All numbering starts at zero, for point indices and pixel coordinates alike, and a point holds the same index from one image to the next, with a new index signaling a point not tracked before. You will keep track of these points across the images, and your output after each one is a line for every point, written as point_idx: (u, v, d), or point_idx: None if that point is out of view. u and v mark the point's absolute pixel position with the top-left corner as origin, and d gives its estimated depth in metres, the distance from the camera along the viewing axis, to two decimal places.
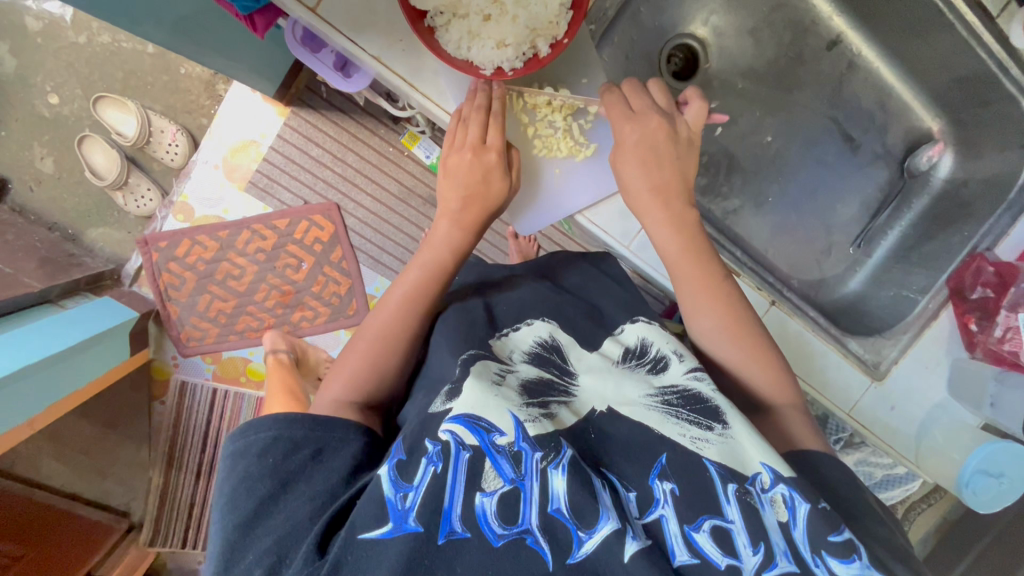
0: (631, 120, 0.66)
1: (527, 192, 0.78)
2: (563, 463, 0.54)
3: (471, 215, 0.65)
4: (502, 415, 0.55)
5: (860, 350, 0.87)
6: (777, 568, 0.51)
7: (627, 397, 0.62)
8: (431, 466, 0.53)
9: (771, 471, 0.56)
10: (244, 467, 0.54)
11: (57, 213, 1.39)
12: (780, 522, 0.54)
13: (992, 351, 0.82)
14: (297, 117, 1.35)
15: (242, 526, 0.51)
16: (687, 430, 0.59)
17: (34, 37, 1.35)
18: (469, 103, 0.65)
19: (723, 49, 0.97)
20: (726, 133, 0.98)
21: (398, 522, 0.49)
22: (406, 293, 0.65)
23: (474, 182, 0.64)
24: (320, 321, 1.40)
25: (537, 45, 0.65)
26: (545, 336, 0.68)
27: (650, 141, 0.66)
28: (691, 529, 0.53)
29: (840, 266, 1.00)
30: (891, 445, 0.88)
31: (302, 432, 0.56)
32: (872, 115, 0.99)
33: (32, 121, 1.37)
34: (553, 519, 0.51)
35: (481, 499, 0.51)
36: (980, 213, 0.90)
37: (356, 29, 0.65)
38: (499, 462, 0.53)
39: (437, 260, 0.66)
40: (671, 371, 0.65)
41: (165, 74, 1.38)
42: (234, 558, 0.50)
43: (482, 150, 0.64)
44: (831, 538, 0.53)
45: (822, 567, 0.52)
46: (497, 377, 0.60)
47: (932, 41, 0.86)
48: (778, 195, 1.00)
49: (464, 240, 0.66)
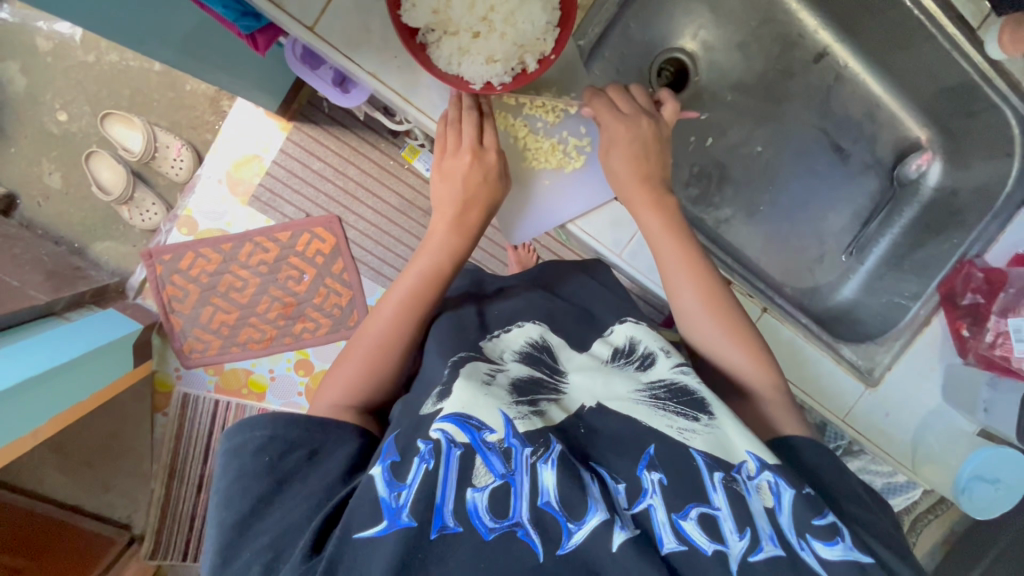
0: (623, 121, 0.70)
1: (517, 199, 0.79)
2: (551, 457, 0.55)
3: (471, 217, 0.68)
4: (492, 412, 0.57)
5: (852, 356, 0.87)
6: (762, 552, 0.53)
7: (616, 393, 0.63)
8: (423, 464, 0.53)
9: (757, 459, 0.58)
10: (238, 465, 0.55)
11: (64, 227, 1.41)
12: (766, 508, 0.56)
13: (983, 355, 0.82)
14: (299, 132, 1.38)
15: (239, 523, 0.53)
16: (675, 422, 0.60)
17: (44, 57, 1.39)
18: (456, 107, 0.67)
19: (712, 62, 0.99)
20: (717, 144, 1.00)
21: (392, 519, 0.50)
22: (403, 300, 0.67)
23: (474, 183, 0.67)
24: (321, 333, 1.41)
25: (525, 61, 0.68)
26: (536, 337, 0.70)
27: (641, 140, 0.70)
28: (679, 517, 0.54)
29: (832, 275, 1.01)
30: (889, 453, 0.87)
31: (298, 433, 0.57)
32: (861, 126, 1.01)
33: (41, 138, 1.40)
34: (543, 511, 0.52)
35: (472, 494, 0.52)
36: (968, 220, 0.90)
37: (352, 47, 0.67)
38: (489, 459, 0.54)
39: (436, 266, 0.68)
40: (658, 366, 0.66)
41: (171, 91, 1.41)
42: (230, 555, 0.52)
43: (481, 153, 0.67)
44: (815, 522, 0.54)
45: (807, 551, 0.54)
46: (487, 377, 0.62)
47: (916, 51, 0.88)
48: (770, 204, 1.01)
49: (461, 244, 0.69)
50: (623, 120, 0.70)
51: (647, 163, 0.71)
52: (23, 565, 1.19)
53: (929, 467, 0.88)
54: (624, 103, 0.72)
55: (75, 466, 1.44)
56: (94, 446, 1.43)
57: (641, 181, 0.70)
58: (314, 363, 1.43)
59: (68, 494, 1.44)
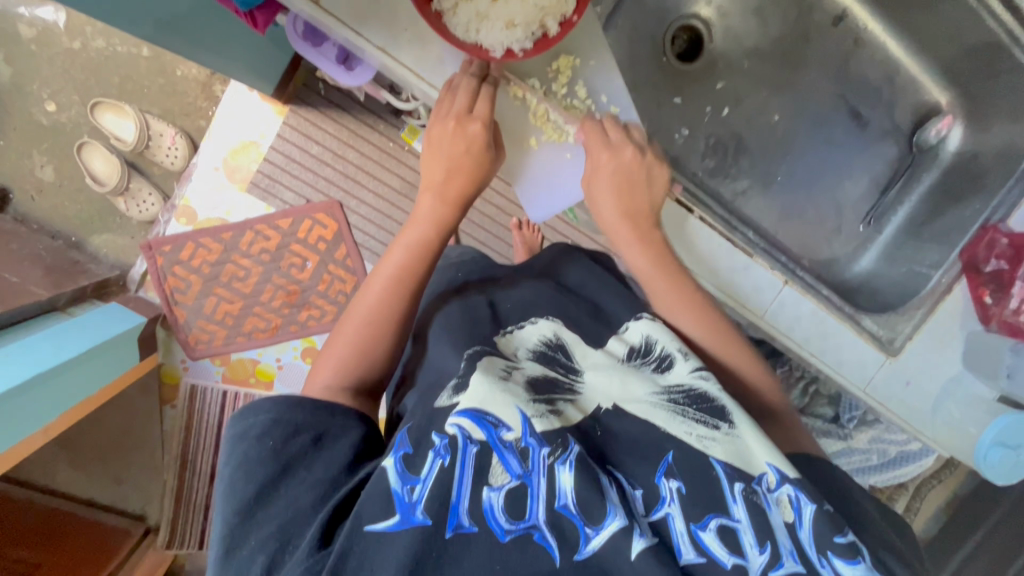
0: (607, 148, 0.71)
1: (522, 162, 0.77)
2: (570, 458, 0.54)
3: (456, 187, 0.66)
4: (510, 409, 0.55)
5: (874, 327, 0.86)
6: (783, 568, 0.51)
7: (633, 395, 0.62)
8: (439, 459, 0.53)
9: (777, 471, 0.57)
10: (242, 451, 0.53)
11: (60, 221, 1.38)
12: (786, 522, 0.55)
13: (1007, 322, 0.82)
14: (296, 115, 1.35)
15: (242, 512, 0.51)
16: (693, 429, 0.59)
17: (28, 44, 1.34)
18: (462, 73, 0.66)
19: (727, 29, 0.97)
20: (733, 114, 0.98)
21: (405, 515, 0.50)
22: (392, 273, 0.64)
23: (458, 153, 0.65)
24: (328, 320, 1.39)
25: (546, 24, 0.65)
26: (550, 335, 0.68)
27: (626, 171, 0.71)
28: (697, 527, 0.53)
29: (851, 245, 0.99)
30: (909, 421, 0.87)
31: (304, 415, 0.56)
32: (879, 91, 0.99)
33: (30, 129, 1.36)
34: (560, 515, 0.51)
35: (488, 494, 0.52)
36: (991, 184, 0.88)
37: (359, 21, 0.64)
38: (506, 457, 0.53)
39: (424, 238, 0.66)
40: (676, 370, 0.65)
41: (161, 77, 1.37)
42: (233, 545, 0.50)
43: (465, 121, 0.64)
44: (837, 539, 0.53)
45: (828, 568, 0.52)
46: (503, 373, 0.60)
47: (939, 11, 0.85)
48: (787, 174, 0.99)
49: (449, 214, 0.66)
50: (607, 148, 0.71)
51: (632, 197, 0.71)
52: (43, 560, 1.18)
53: (949, 436, 0.89)
54: (612, 131, 0.72)
55: (87, 460, 1.42)
56: (107, 439, 1.42)
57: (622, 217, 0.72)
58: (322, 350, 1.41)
59: (81, 488, 1.42)
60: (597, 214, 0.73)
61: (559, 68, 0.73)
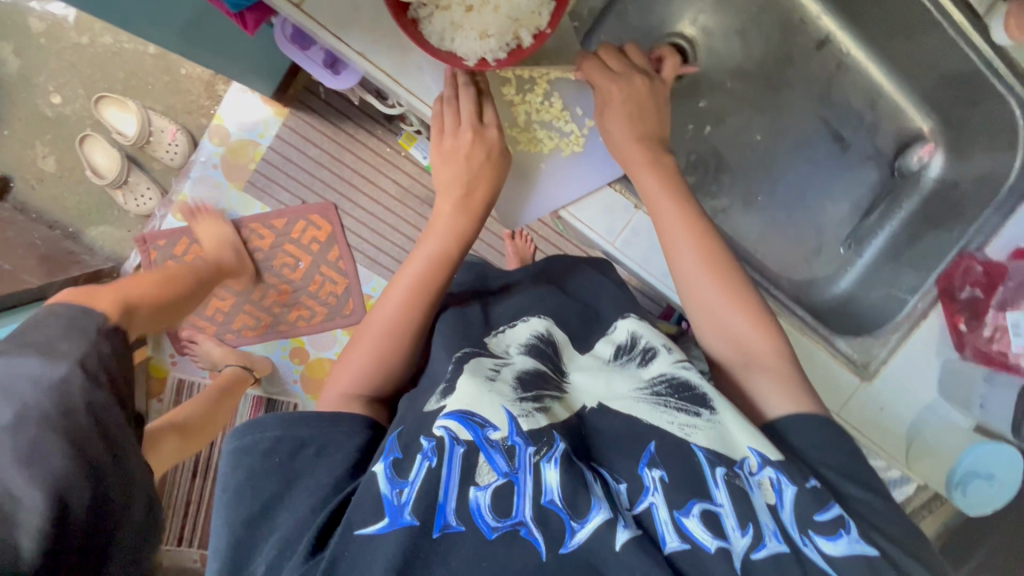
0: (615, 80, 0.70)
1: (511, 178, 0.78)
2: (555, 456, 0.53)
3: (475, 200, 0.68)
4: (496, 410, 0.55)
5: (848, 350, 0.87)
6: (765, 548, 0.51)
7: (618, 392, 0.61)
8: (426, 461, 0.52)
9: (758, 455, 0.55)
10: (248, 465, 0.54)
11: (59, 211, 1.40)
12: (768, 504, 0.54)
13: (981, 350, 0.81)
14: (296, 118, 1.37)
15: (248, 523, 0.52)
16: (675, 418, 0.58)
17: (38, 38, 1.38)
18: (455, 85, 0.68)
19: (711, 48, 0.98)
20: (715, 132, 0.99)
21: (394, 517, 0.49)
22: (410, 285, 0.65)
23: (476, 163, 0.68)
24: (316, 322, 1.41)
25: (519, 35, 0.67)
26: (542, 331, 0.69)
27: (637, 97, 0.70)
28: (681, 514, 0.52)
29: (830, 267, 1.01)
30: (883, 446, 0.86)
31: (309, 430, 0.57)
32: (862, 115, 1.00)
33: (34, 120, 1.39)
34: (547, 511, 0.51)
35: (475, 493, 0.51)
36: (969, 213, 0.89)
37: (339, 24, 0.66)
38: (493, 457, 0.53)
39: (442, 250, 0.67)
40: (659, 361, 0.64)
41: (166, 75, 1.40)
42: (244, 556, 0.51)
43: (481, 130, 0.68)
44: (818, 517, 0.53)
45: (811, 546, 0.52)
46: (492, 372, 0.60)
47: (917, 38, 0.87)
48: (768, 195, 1.01)
49: (468, 227, 0.68)
50: (615, 80, 0.70)
51: (643, 122, 0.70)
52: None
53: (922, 461, 0.87)
54: (614, 62, 0.72)
55: None
56: None
57: (637, 137, 0.70)
58: (309, 351, 1.42)
59: None
60: (610, 142, 0.71)
61: (536, 79, 0.75)
